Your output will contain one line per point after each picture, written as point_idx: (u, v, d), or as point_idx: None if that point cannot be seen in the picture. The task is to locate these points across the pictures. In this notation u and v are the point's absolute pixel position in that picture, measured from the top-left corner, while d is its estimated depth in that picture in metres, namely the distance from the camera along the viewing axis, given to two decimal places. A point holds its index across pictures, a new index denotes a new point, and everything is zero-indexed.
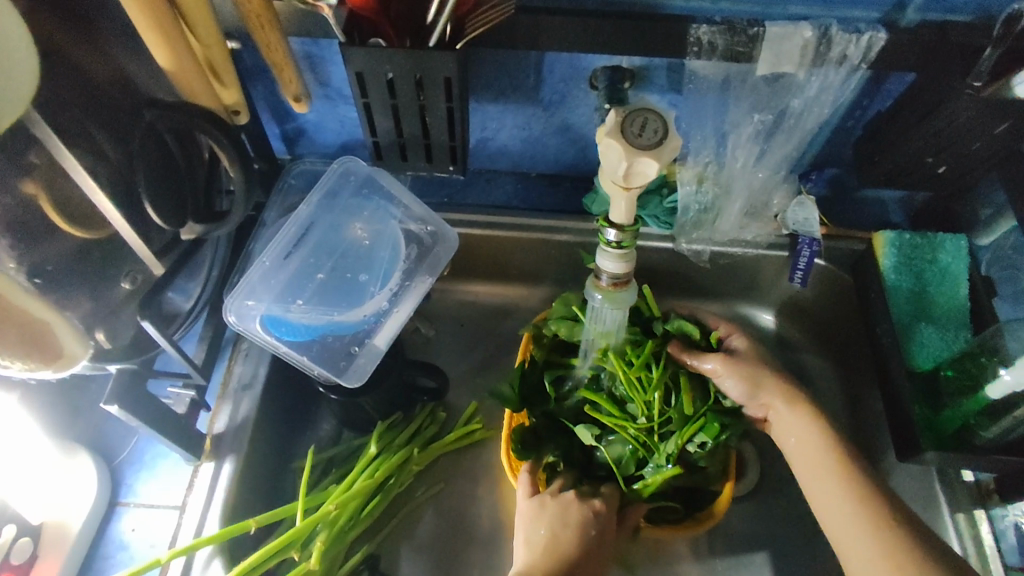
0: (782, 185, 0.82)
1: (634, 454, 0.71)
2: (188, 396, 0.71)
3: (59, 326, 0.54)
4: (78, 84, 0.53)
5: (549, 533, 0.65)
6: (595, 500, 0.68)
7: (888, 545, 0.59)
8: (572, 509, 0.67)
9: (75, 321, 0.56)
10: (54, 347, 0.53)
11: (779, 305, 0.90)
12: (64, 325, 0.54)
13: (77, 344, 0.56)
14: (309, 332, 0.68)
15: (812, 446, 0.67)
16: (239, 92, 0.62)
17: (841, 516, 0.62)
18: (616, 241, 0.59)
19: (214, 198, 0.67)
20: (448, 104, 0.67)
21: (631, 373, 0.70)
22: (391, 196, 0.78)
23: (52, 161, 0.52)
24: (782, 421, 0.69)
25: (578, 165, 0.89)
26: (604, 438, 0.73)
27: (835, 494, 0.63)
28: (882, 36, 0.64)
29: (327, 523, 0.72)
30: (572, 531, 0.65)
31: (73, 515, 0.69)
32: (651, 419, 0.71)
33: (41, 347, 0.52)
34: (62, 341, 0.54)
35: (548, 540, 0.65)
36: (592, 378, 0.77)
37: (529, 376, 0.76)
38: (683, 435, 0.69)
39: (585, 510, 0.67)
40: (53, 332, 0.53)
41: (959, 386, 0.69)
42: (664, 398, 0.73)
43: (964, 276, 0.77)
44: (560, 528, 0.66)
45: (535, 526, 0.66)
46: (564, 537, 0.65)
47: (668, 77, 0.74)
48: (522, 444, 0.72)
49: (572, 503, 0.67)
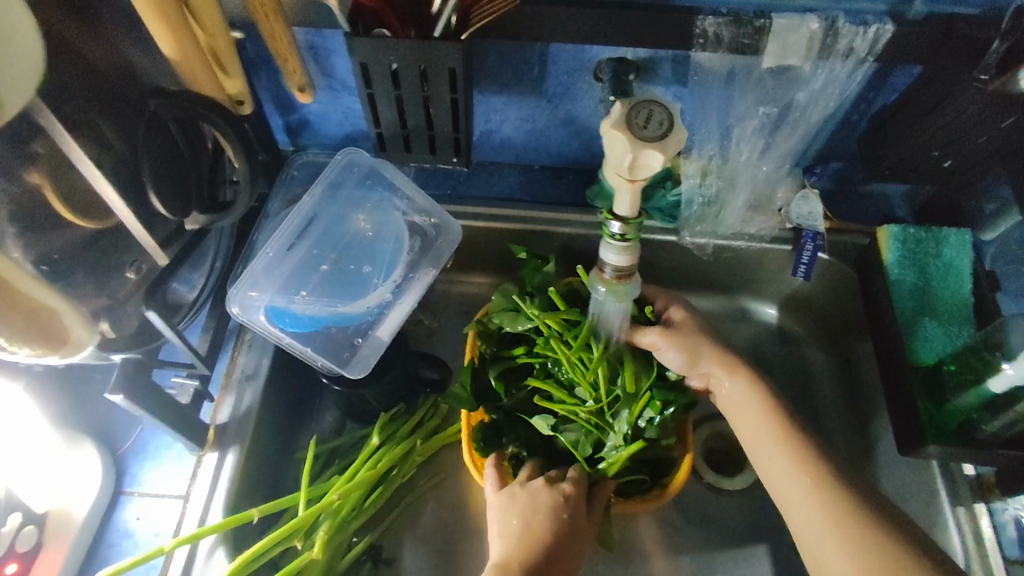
0: (787, 179, 0.82)
1: (591, 436, 0.72)
2: (192, 387, 0.71)
3: (67, 313, 0.54)
4: (82, 73, 0.52)
5: (521, 521, 0.66)
6: (564, 484, 0.68)
7: (832, 509, 0.60)
8: (540, 495, 0.68)
9: (86, 310, 0.57)
10: (60, 333, 0.54)
11: (782, 299, 0.90)
12: (71, 310, 0.54)
13: (82, 329, 0.56)
14: (313, 323, 0.69)
15: (753, 414, 0.68)
16: (243, 82, 0.62)
17: (788, 483, 0.63)
18: (620, 233, 0.59)
19: (218, 188, 0.67)
20: (452, 94, 0.67)
21: (571, 358, 0.71)
22: (394, 187, 0.78)
23: (56, 150, 0.52)
24: (725, 393, 0.71)
25: (582, 157, 0.88)
26: (561, 427, 0.74)
27: (783, 461, 0.64)
28: (890, 28, 0.63)
29: (330, 513, 0.72)
30: (544, 517, 0.66)
31: (78, 504, 0.69)
32: (600, 400, 0.72)
33: (47, 332, 0.53)
34: (68, 326, 0.54)
35: (521, 528, 0.66)
36: (540, 366, 0.76)
37: (480, 375, 0.75)
38: (633, 412, 0.70)
39: (554, 495, 0.67)
40: (59, 317, 0.53)
41: (959, 381, 0.69)
42: (610, 376, 0.73)
43: (968, 270, 0.77)
44: (531, 514, 0.66)
45: (507, 515, 0.67)
46: (537, 524, 0.65)
47: (673, 69, 0.74)
48: (484, 441, 0.73)
49: (541, 491, 0.68)
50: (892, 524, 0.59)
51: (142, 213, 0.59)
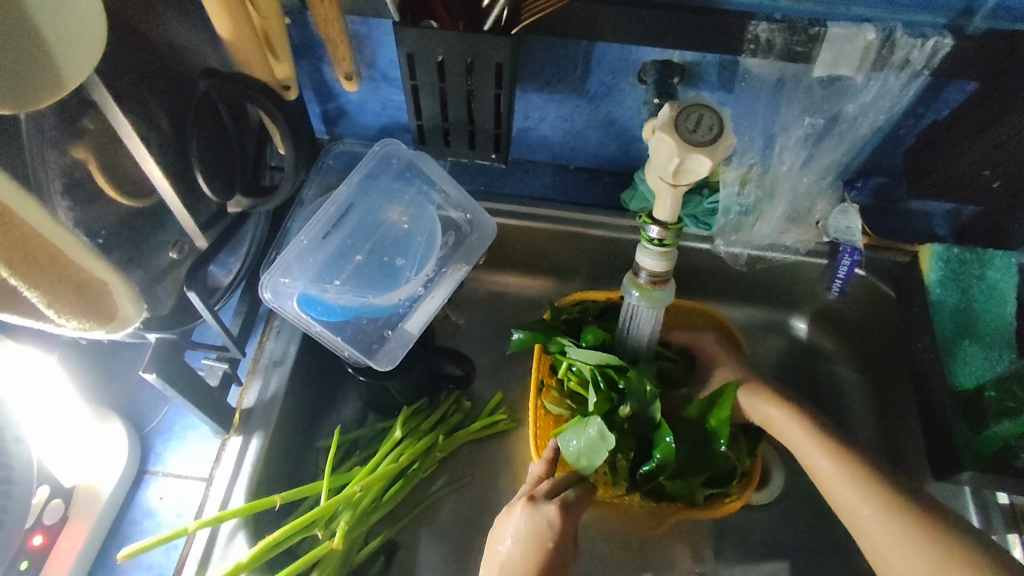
0: (827, 192, 0.80)
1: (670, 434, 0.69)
2: (221, 369, 0.71)
3: (116, 287, 0.52)
4: (135, 49, 0.52)
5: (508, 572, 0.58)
6: (548, 508, 0.61)
7: (878, 503, 0.59)
8: (526, 537, 0.59)
9: (129, 284, 0.54)
10: (108, 306, 0.51)
11: (816, 313, 0.89)
12: (120, 284, 0.52)
13: (131, 305, 0.53)
14: (344, 313, 0.68)
15: (809, 449, 0.65)
16: (291, 67, 0.62)
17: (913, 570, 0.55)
18: (658, 239, 0.59)
19: (260, 172, 0.67)
20: (496, 90, 0.66)
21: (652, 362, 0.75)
22: (431, 181, 0.77)
23: (105, 126, 0.52)
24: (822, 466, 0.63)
25: (619, 159, 0.87)
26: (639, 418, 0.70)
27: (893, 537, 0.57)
28: (949, 42, 0.62)
29: (350, 504, 0.72)
30: (527, 549, 0.59)
31: (104, 479, 0.70)
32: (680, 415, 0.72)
33: (96, 305, 0.50)
34: (116, 299, 0.52)
35: (503, 559, 0.59)
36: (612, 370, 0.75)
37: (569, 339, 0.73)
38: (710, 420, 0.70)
39: (537, 521, 0.60)
40: (108, 291, 0.51)
41: (1002, 408, 0.67)
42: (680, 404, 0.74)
43: (1014, 295, 0.75)
44: (518, 551, 0.59)
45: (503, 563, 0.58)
46: (519, 555, 0.58)
47: (719, 74, 0.73)
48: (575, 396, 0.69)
49: (522, 514, 0.61)
50: (900, 491, 0.59)
51: (184, 193, 0.59)
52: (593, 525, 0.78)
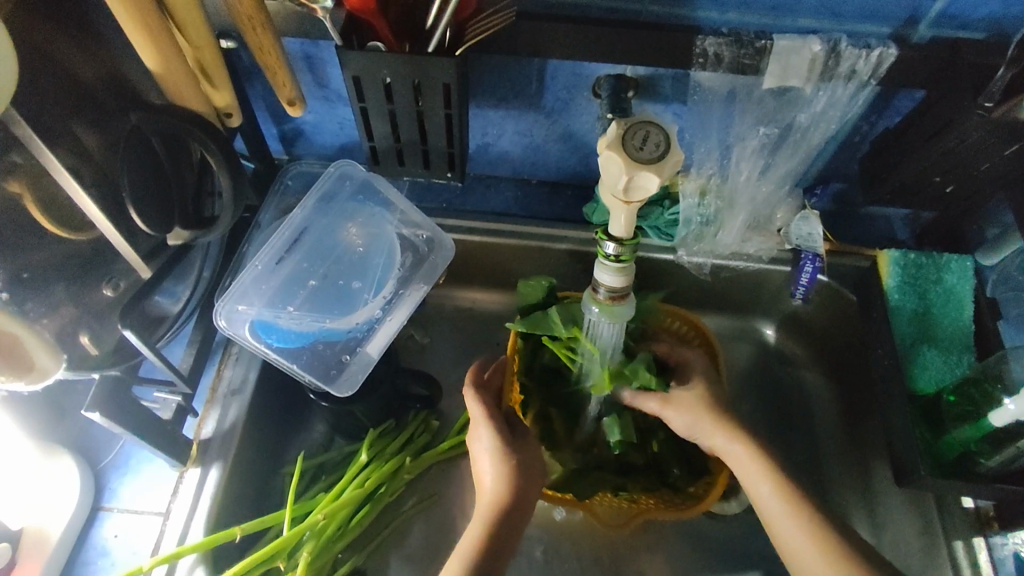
0: (786, 201, 0.80)
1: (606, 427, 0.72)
2: (175, 401, 0.70)
3: (30, 340, 0.54)
4: (62, 82, 0.51)
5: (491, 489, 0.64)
6: (485, 431, 0.66)
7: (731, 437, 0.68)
8: (491, 461, 0.65)
9: (49, 336, 0.55)
10: (22, 359, 0.54)
11: (782, 319, 0.89)
12: (35, 337, 0.54)
13: (48, 358, 0.56)
14: (300, 339, 0.67)
15: (733, 453, 0.67)
16: (230, 94, 0.62)
17: (745, 466, 0.66)
18: (615, 255, 0.56)
19: (205, 201, 0.66)
20: (447, 110, 0.65)
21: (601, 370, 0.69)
22: (387, 201, 0.76)
23: (34, 159, 0.50)
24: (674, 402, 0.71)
25: (580, 172, 0.87)
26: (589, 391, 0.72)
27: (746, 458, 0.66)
28: (894, 51, 0.62)
29: (316, 532, 0.71)
30: (494, 474, 0.64)
31: (54, 522, 0.68)
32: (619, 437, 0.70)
33: (8, 358, 0.53)
34: (31, 353, 0.54)
35: (484, 495, 0.64)
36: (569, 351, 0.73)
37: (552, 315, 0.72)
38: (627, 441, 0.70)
39: (485, 448, 0.66)
40: (22, 345, 0.53)
41: (960, 412, 0.68)
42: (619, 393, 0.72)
43: (969, 298, 0.75)
44: (493, 481, 0.64)
45: (486, 485, 0.64)
46: (493, 482, 0.63)
47: (673, 87, 0.72)
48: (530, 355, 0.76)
49: (479, 448, 0.67)
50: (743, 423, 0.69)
51: (123, 226, 0.57)
52: (564, 542, 0.77)
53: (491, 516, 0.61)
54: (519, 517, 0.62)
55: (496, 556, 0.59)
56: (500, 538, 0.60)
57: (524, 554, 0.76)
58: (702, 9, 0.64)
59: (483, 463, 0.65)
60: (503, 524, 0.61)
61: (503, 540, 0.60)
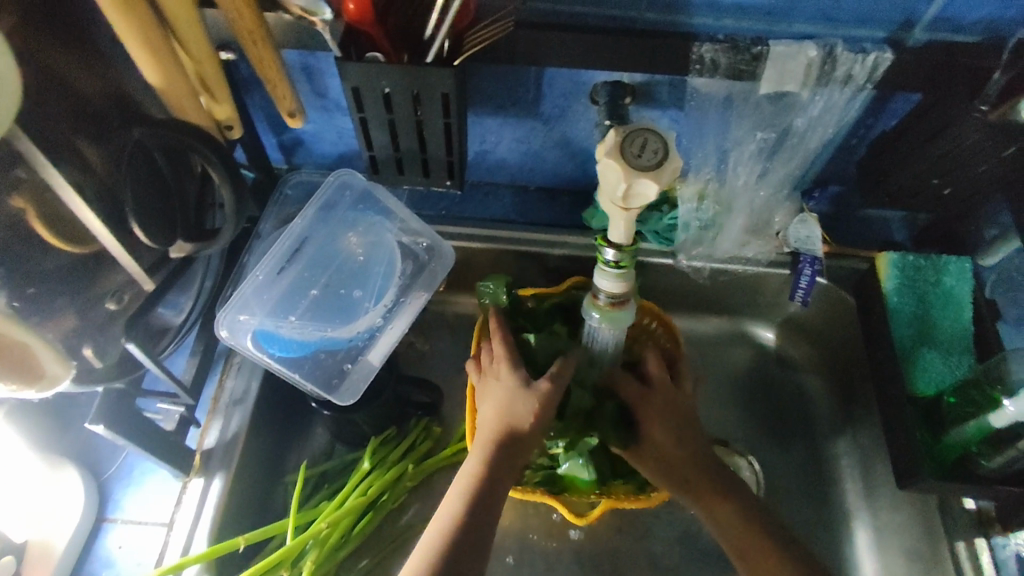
0: (785, 204, 0.80)
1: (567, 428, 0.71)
2: (178, 412, 0.70)
3: (41, 350, 0.54)
4: (64, 97, 0.51)
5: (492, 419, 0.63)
6: (501, 369, 0.65)
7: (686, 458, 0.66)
8: (504, 396, 0.63)
9: (58, 345, 0.55)
10: (32, 368, 0.53)
11: (780, 322, 0.89)
12: (45, 348, 0.54)
13: (57, 364, 0.55)
14: (302, 349, 0.68)
15: (691, 478, 0.66)
16: (232, 107, 0.63)
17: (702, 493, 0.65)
18: (615, 260, 0.57)
19: (207, 212, 0.66)
20: (446, 119, 0.66)
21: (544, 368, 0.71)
22: (387, 209, 0.77)
23: (38, 176, 0.51)
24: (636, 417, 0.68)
25: (578, 178, 0.87)
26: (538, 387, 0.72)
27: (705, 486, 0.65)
28: (889, 56, 0.63)
29: (318, 542, 0.71)
30: (503, 408, 0.63)
31: (58, 533, 0.68)
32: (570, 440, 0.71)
33: (18, 368, 0.52)
34: (40, 362, 0.54)
35: (491, 422, 0.63)
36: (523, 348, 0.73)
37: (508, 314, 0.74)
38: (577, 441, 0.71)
39: (499, 380, 0.65)
40: (34, 355, 0.53)
41: (959, 413, 0.67)
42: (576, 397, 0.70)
43: (968, 299, 0.75)
44: (496, 412, 0.63)
45: (491, 415, 0.63)
46: (502, 414, 0.63)
47: (670, 93, 0.73)
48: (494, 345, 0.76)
49: (491, 380, 0.66)
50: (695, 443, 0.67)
51: (126, 239, 0.58)
52: (566, 547, 0.77)
53: (485, 452, 0.61)
54: (517, 455, 0.61)
55: (490, 492, 0.60)
56: (494, 475, 0.60)
57: (527, 560, 0.76)
58: (698, 15, 0.64)
59: (492, 398, 0.64)
60: (499, 460, 0.61)
61: (487, 492, 0.60)
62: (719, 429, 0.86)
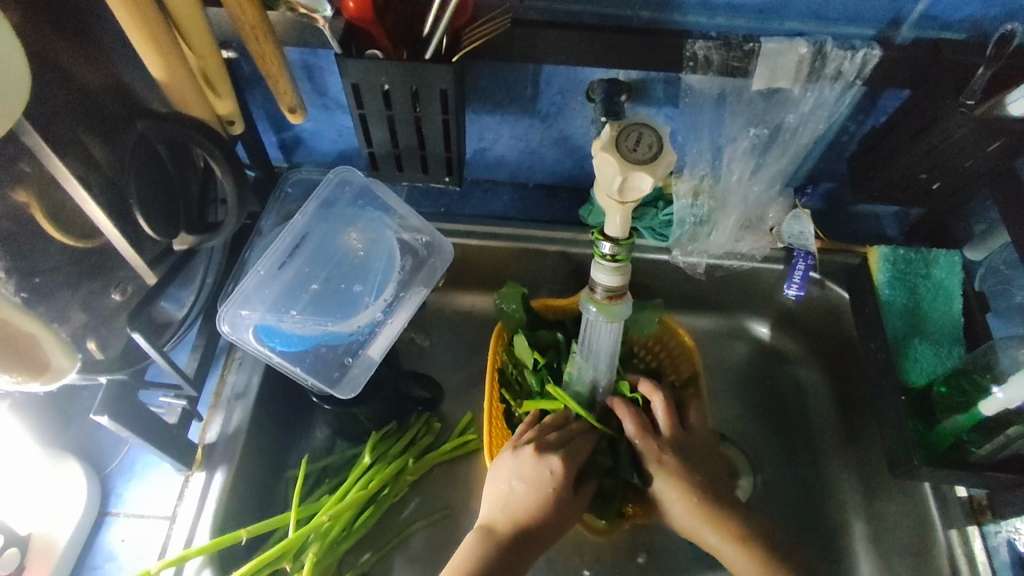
0: (778, 199, 0.81)
1: None
2: (180, 405, 0.70)
3: (47, 340, 0.55)
4: (70, 92, 0.52)
5: (504, 516, 0.64)
6: (554, 460, 0.67)
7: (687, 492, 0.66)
8: (543, 495, 0.65)
9: (65, 337, 0.57)
10: (39, 359, 0.55)
11: (775, 316, 0.90)
12: (50, 336, 0.55)
13: (64, 356, 0.57)
14: (303, 342, 0.68)
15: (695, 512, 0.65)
16: (234, 103, 0.64)
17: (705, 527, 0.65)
18: (611, 254, 0.58)
19: (209, 207, 0.67)
20: (444, 116, 0.67)
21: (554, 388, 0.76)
22: (387, 207, 0.78)
23: (44, 169, 0.51)
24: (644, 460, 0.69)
25: (575, 175, 0.89)
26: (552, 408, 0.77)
27: (710, 521, 0.65)
28: (877, 53, 0.64)
29: (319, 535, 0.72)
30: (536, 502, 0.65)
31: (60, 528, 0.69)
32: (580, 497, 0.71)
33: (25, 358, 0.54)
34: (47, 353, 0.55)
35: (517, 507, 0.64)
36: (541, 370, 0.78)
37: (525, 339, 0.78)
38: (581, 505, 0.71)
39: (542, 470, 0.66)
40: (40, 345, 0.54)
41: (949, 403, 0.69)
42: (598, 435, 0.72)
43: (958, 292, 0.77)
44: (526, 502, 0.65)
45: (520, 503, 0.65)
46: (530, 505, 0.64)
47: (665, 91, 0.74)
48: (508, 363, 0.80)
49: (529, 461, 0.67)
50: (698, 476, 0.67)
51: (129, 233, 0.59)
52: (566, 539, 0.78)
53: (493, 545, 0.62)
54: (524, 550, 0.63)
55: None
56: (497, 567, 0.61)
57: None
58: (691, 13, 0.66)
59: (525, 487, 0.66)
60: (507, 555, 0.62)
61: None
62: (717, 423, 0.87)
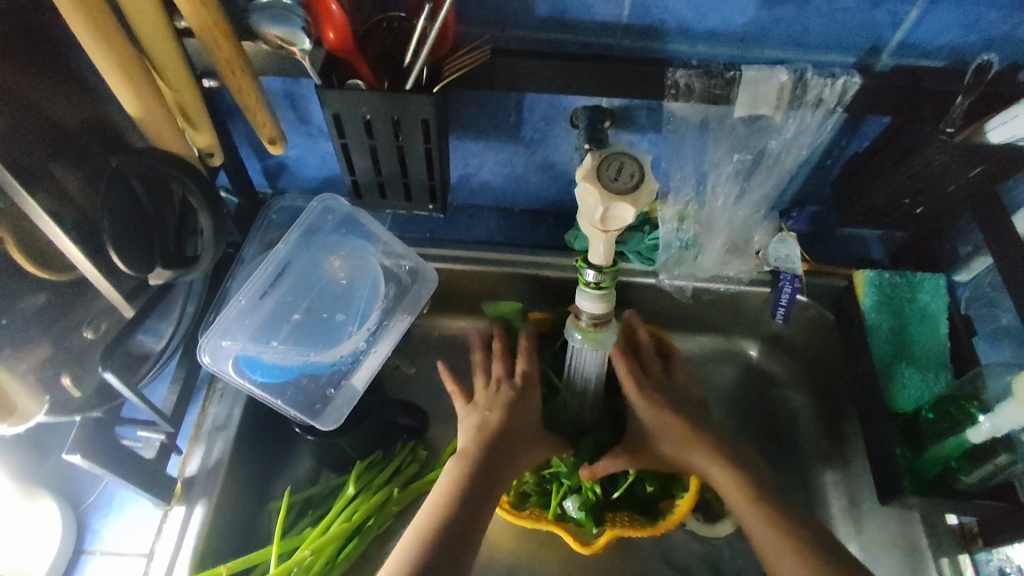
0: (763, 224, 0.82)
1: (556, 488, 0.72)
2: (158, 440, 0.69)
3: (10, 383, 0.54)
4: (42, 129, 0.52)
5: (477, 435, 0.67)
6: (515, 377, 0.72)
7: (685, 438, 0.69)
8: (509, 413, 0.69)
9: (30, 378, 0.56)
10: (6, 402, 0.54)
11: (764, 338, 0.90)
12: (12, 380, 0.54)
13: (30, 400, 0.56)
14: (284, 373, 0.67)
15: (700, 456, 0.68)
16: (213, 135, 0.63)
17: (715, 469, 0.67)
18: (595, 282, 0.57)
19: (187, 239, 0.67)
20: (426, 144, 0.67)
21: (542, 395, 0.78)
22: (370, 234, 0.77)
23: (15, 206, 0.51)
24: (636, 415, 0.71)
25: (560, 199, 0.88)
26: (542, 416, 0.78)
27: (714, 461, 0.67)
28: (857, 80, 0.64)
29: (303, 569, 0.71)
30: (504, 416, 0.69)
31: (33, 567, 0.67)
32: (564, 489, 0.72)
33: None
34: (13, 396, 0.54)
35: (487, 426, 0.68)
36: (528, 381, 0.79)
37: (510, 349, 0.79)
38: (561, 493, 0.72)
39: (507, 390, 0.71)
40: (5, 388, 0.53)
41: (937, 429, 0.68)
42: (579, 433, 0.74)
43: (944, 316, 0.77)
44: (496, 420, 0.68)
45: (489, 422, 0.68)
46: (499, 421, 0.68)
47: (648, 117, 0.74)
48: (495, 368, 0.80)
49: (496, 391, 0.72)
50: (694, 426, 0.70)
51: (104, 267, 0.58)
52: (554, 569, 0.77)
53: (472, 461, 0.65)
54: (499, 468, 0.65)
55: (463, 503, 0.61)
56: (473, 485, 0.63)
57: None
58: (672, 41, 0.66)
59: (495, 409, 0.70)
60: (481, 481, 0.64)
61: (470, 496, 0.62)
62: None
